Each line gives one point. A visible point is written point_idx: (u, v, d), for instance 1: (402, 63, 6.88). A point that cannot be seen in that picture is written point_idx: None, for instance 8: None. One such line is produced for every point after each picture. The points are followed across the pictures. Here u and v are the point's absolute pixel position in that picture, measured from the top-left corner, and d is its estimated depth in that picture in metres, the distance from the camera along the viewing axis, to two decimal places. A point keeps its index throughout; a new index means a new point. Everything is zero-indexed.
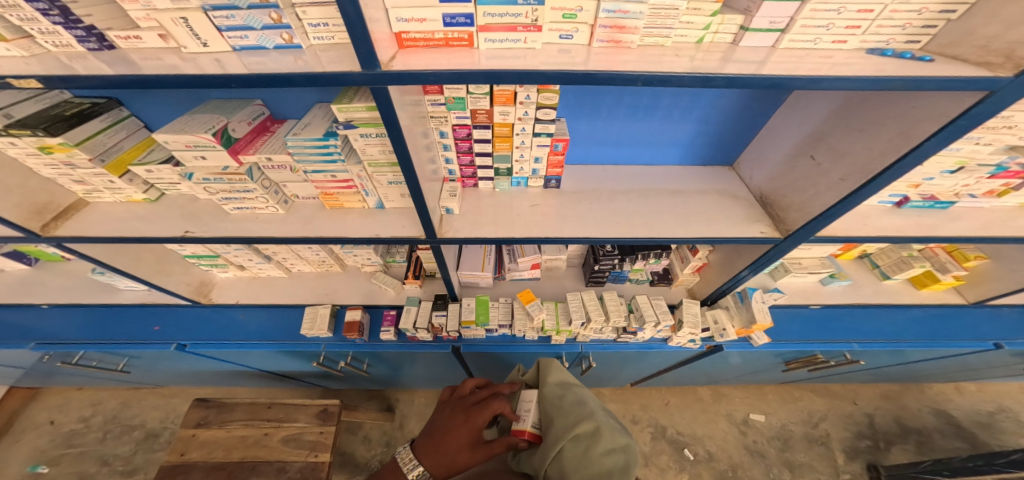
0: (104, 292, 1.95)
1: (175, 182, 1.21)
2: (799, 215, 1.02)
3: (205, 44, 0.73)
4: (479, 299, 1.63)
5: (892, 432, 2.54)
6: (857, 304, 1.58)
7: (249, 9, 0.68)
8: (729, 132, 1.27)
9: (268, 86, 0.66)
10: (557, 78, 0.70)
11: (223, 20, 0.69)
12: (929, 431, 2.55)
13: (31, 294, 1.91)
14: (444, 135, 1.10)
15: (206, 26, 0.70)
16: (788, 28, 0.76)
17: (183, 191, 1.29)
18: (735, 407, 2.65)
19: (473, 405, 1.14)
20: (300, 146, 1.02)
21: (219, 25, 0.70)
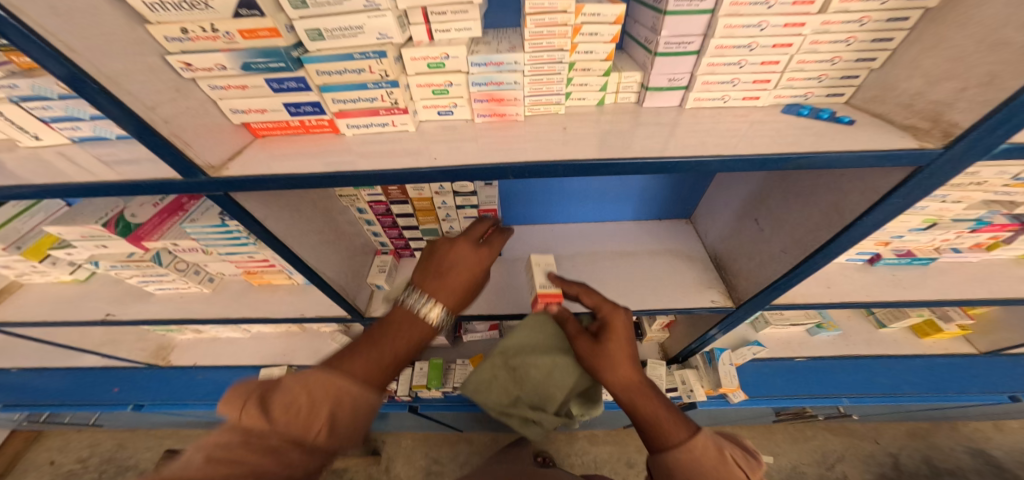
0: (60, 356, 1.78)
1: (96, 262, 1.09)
2: (747, 285, 0.90)
3: (37, 136, 0.67)
4: (432, 362, 1.52)
5: (919, 475, 2.16)
6: (849, 356, 1.39)
7: (63, 100, 0.61)
8: (677, 189, 1.12)
9: (91, 193, 0.59)
10: (426, 175, 0.61)
11: (42, 112, 0.62)
12: (964, 473, 2.17)
13: None
14: (362, 211, 1.01)
15: (27, 117, 0.64)
16: (690, 85, 0.67)
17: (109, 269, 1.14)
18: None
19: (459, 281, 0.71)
20: (202, 233, 0.91)
21: (41, 117, 0.64)
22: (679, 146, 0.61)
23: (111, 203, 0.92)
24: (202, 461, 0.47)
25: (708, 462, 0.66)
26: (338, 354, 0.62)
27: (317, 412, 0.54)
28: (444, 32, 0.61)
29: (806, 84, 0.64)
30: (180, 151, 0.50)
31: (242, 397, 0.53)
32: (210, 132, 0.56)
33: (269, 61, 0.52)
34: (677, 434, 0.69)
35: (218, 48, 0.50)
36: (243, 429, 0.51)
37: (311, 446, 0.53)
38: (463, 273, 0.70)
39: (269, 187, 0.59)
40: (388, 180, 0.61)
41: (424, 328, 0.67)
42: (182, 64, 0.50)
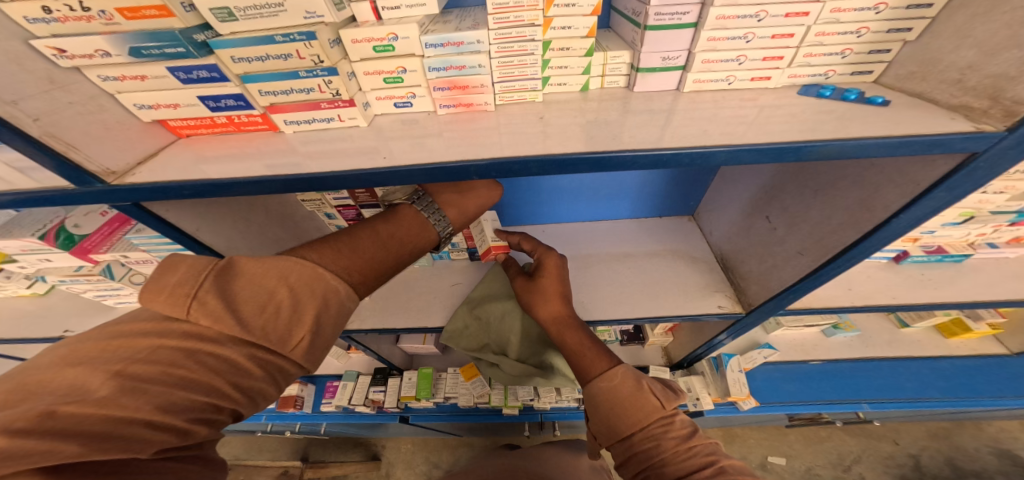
0: None
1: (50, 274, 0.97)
2: (758, 289, 0.80)
3: None
4: (422, 371, 1.45)
5: (942, 477, 2.05)
6: (866, 358, 1.29)
7: None
8: (678, 185, 1.02)
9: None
10: (377, 176, 0.52)
11: None
12: (991, 475, 2.05)
13: None
14: (331, 217, 0.92)
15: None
16: (688, 65, 0.56)
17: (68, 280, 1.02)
18: (750, 449, 2.19)
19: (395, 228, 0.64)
20: (151, 244, 0.77)
21: None
22: (676, 137, 0.51)
23: (51, 213, 0.80)
24: (26, 421, 0.31)
25: (624, 390, 0.62)
26: (301, 250, 0.54)
27: (291, 306, 0.47)
28: (393, 9, 0.52)
29: (827, 60, 0.53)
30: (61, 156, 0.41)
31: (180, 290, 0.43)
32: (108, 131, 0.48)
33: (162, 45, 0.43)
34: (598, 364, 0.67)
35: (96, 30, 0.41)
36: (119, 360, 0.38)
37: (261, 350, 0.45)
38: (427, 219, 0.67)
39: (184, 195, 0.49)
40: (329, 186, 0.52)
41: (406, 240, 0.64)
42: (54, 50, 0.40)
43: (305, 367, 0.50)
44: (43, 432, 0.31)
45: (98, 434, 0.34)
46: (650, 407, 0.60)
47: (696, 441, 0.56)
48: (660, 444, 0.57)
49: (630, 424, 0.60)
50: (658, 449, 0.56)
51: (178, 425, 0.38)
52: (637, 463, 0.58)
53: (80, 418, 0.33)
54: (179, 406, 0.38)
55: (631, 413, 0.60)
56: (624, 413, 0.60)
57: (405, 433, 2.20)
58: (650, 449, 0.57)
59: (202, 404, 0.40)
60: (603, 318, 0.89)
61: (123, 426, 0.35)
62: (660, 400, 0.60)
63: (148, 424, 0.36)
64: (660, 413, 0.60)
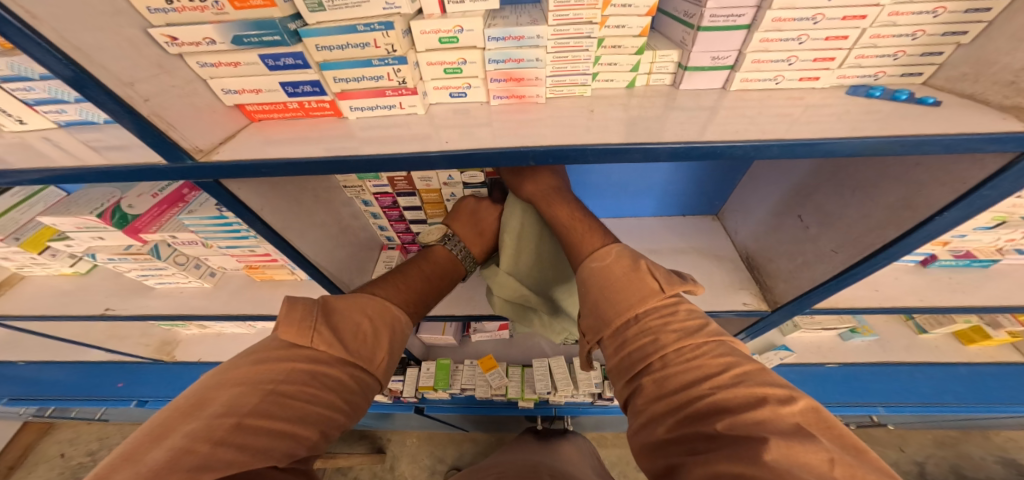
0: None
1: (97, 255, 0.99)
2: (786, 287, 0.80)
3: (20, 120, 0.60)
4: (439, 362, 1.45)
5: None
6: (885, 363, 1.29)
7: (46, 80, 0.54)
8: (707, 183, 1.02)
9: (68, 179, 0.52)
10: (438, 161, 0.55)
11: (24, 94, 0.55)
12: None
13: None
14: (368, 204, 0.94)
15: (8, 99, 0.56)
16: (737, 64, 0.57)
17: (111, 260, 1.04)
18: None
19: (431, 265, 0.80)
20: (201, 225, 0.81)
21: (25, 99, 0.56)
22: (718, 132, 0.53)
23: (107, 193, 0.84)
24: (223, 432, 0.39)
25: (617, 271, 0.61)
26: (369, 288, 0.68)
27: (374, 335, 0.59)
28: (458, 4, 0.55)
29: (877, 62, 0.55)
30: (160, 132, 0.45)
31: (303, 323, 0.53)
32: (199, 113, 0.51)
33: (262, 33, 0.47)
34: (592, 245, 0.67)
35: (207, 19, 0.46)
36: (269, 380, 0.46)
37: (358, 369, 0.55)
38: (455, 255, 0.84)
39: (260, 173, 0.52)
40: (395, 167, 0.55)
41: (444, 276, 0.82)
42: (167, 38, 0.46)
43: (383, 384, 0.60)
44: (230, 441, 0.38)
45: (261, 446, 0.40)
46: (644, 289, 0.58)
47: (698, 338, 0.52)
48: (658, 338, 0.54)
49: (620, 310, 0.58)
50: (655, 343, 0.53)
51: (312, 435, 0.45)
52: (631, 365, 0.54)
53: (255, 428, 0.41)
54: (312, 417, 0.46)
55: (621, 296, 0.58)
56: (614, 296, 0.59)
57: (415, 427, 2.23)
58: (648, 345, 0.54)
59: (326, 418, 0.48)
60: None
61: (277, 438, 0.42)
62: (657, 282, 0.58)
63: (295, 436, 0.44)
64: (653, 296, 0.57)
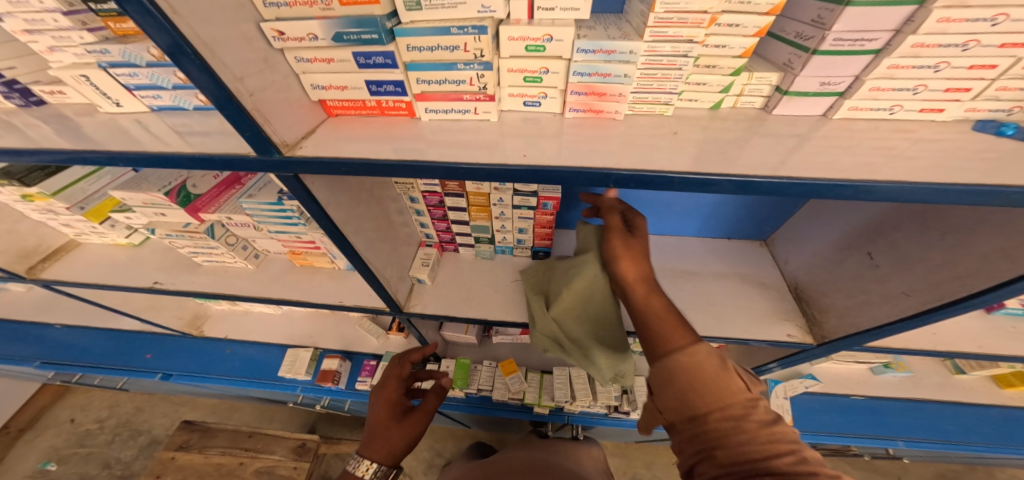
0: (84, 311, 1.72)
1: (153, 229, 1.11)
2: (840, 323, 0.75)
3: (117, 103, 0.62)
4: (460, 360, 1.42)
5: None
6: (912, 398, 1.26)
7: (151, 68, 0.56)
8: (764, 208, 0.95)
9: (159, 165, 0.55)
10: (498, 175, 0.54)
11: (127, 79, 0.57)
12: None
13: None
14: (415, 200, 0.97)
15: (109, 83, 0.58)
16: (849, 91, 0.55)
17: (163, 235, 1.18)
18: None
19: None
20: (256, 209, 0.93)
21: (126, 84, 0.58)
22: (805, 163, 0.51)
23: (174, 172, 0.93)
24: None
25: (708, 368, 0.52)
26: None
27: None
28: (548, 10, 0.53)
29: (1018, 96, 0.51)
30: (259, 127, 0.48)
31: None
32: (289, 108, 0.54)
33: (362, 32, 0.49)
34: (677, 338, 0.56)
35: (313, 15, 0.48)
36: None
37: None
38: None
39: (342, 172, 0.54)
40: (469, 175, 0.54)
41: None
42: (275, 32, 0.48)
43: None
44: None
45: None
46: (733, 388, 0.51)
47: (779, 428, 0.48)
48: (740, 426, 0.49)
49: (707, 402, 0.51)
50: (738, 431, 0.48)
51: None
52: (704, 440, 0.51)
53: None
54: None
55: (705, 393, 0.51)
56: (702, 390, 0.52)
57: None
58: (725, 428, 0.50)
59: None
60: None
61: None
62: (745, 382, 0.52)
63: None
64: (742, 396, 0.50)
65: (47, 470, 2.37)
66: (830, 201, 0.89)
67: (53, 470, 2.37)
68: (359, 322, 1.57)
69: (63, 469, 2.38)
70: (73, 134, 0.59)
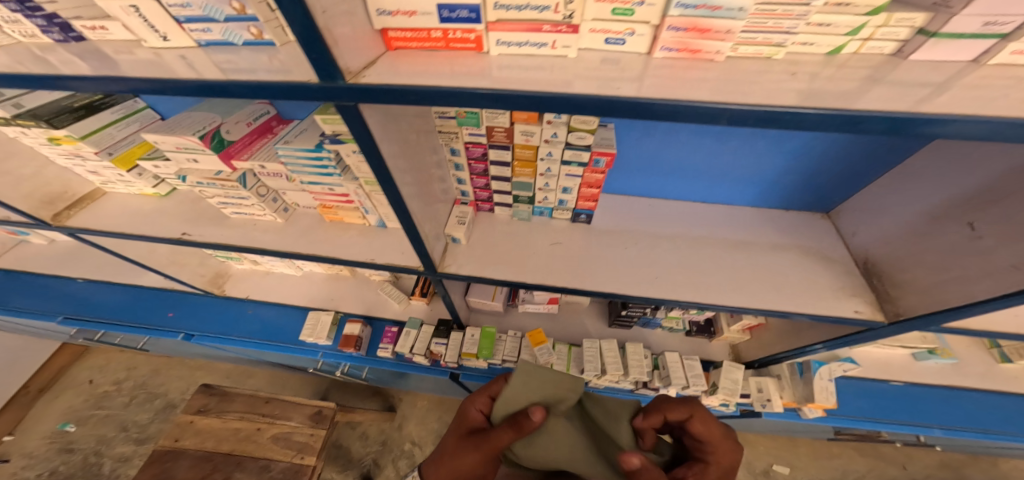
0: (106, 267, 1.72)
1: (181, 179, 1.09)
2: (921, 300, 0.69)
3: (166, 38, 0.59)
4: (483, 330, 1.38)
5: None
6: (953, 386, 1.23)
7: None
8: (834, 174, 0.90)
9: (216, 96, 0.52)
10: (594, 105, 0.48)
11: (180, 11, 0.54)
12: None
13: (36, 264, 1.75)
14: (455, 152, 0.91)
15: (163, 18, 0.55)
16: (1017, 33, 0.44)
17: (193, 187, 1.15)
18: (757, 456, 2.40)
19: None
20: (292, 156, 0.88)
21: (177, 16, 0.55)
22: (945, 102, 0.44)
23: (207, 117, 0.91)
24: None
25: None
26: None
27: None
28: None
29: None
30: (327, 48, 0.43)
31: None
32: (356, 36, 0.49)
33: None
34: None
35: None
36: None
37: None
38: None
39: (409, 100, 0.49)
40: (560, 108, 0.49)
41: None
42: None
43: None
44: None
45: None
46: None
47: None
48: None
49: None
50: None
51: None
52: None
53: None
54: None
55: None
56: None
57: (426, 389, 2.30)
58: None
59: None
60: (704, 299, 0.84)
61: None
62: None
63: None
64: None
65: (66, 431, 2.41)
66: (921, 157, 0.79)
67: (72, 431, 2.42)
68: (382, 285, 1.57)
69: (82, 430, 2.42)
70: (119, 69, 0.55)
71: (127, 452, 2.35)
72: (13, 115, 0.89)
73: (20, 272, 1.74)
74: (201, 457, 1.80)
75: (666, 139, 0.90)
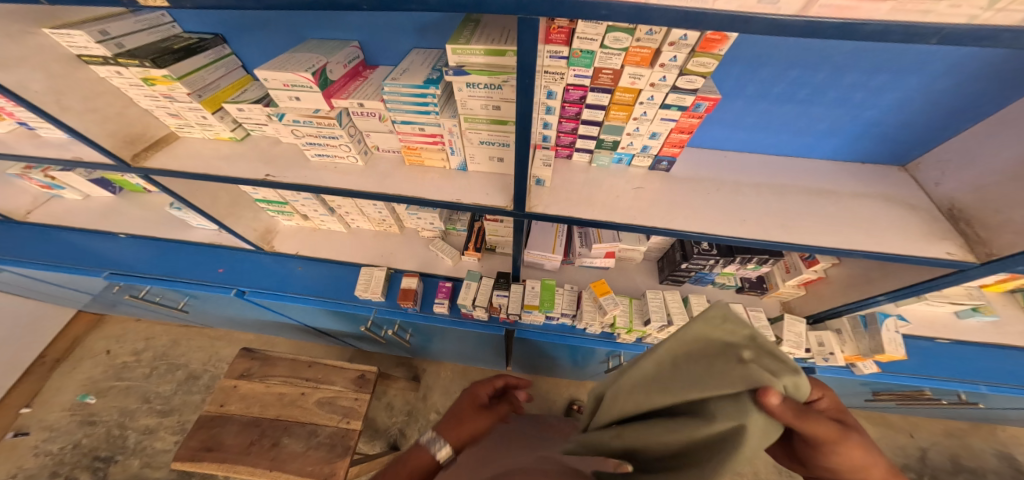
0: (149, 224, 1.70)
1: (263, 124, 1.09)
2: (1015, 237, 0.75)
3: None
4: (545, 282, 1.43)
5: (943, 469, 2.30)
6: (995, 344, 1.32)
7: None
8: (919, 126, 0.97)
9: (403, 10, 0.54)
10: (801, 32, 0.46)
11: None
12: (986, 473, 2.31)
13: (72, 221, 1.70)
14: (551, 96, 0.91)
15: None
16: None
17: (269, 134, 1.15)
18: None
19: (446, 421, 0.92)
20: (396, 94, 0.91)
21: None
22: None
23: (313, 58, 0.93)
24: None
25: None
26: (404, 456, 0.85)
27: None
28: None
29: None
30: None
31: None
32: None
33: None
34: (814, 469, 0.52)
35: None
36: None
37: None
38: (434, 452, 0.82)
39: (599, 16, 0.50)
40: (764, 29, 0.47)
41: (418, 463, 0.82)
42: None
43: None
44: None
45: None
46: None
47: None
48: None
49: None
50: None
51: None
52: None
53: None
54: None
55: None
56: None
57: (456, 357, 2.33)
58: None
59: None
60: (799, 241, 0.90)
61: None
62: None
63: None
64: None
65: (86, 402, 2.35)
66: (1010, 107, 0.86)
67: (94, 402, 2.36)
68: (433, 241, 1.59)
69: (103, 401, 2.37)
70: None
71: (152, 424, 2.30)
72: (113, 54, 0.89)
73: (54, 229, 1.69)
74: (247, 422, 1.80)
75: (762, 89, 0.96)
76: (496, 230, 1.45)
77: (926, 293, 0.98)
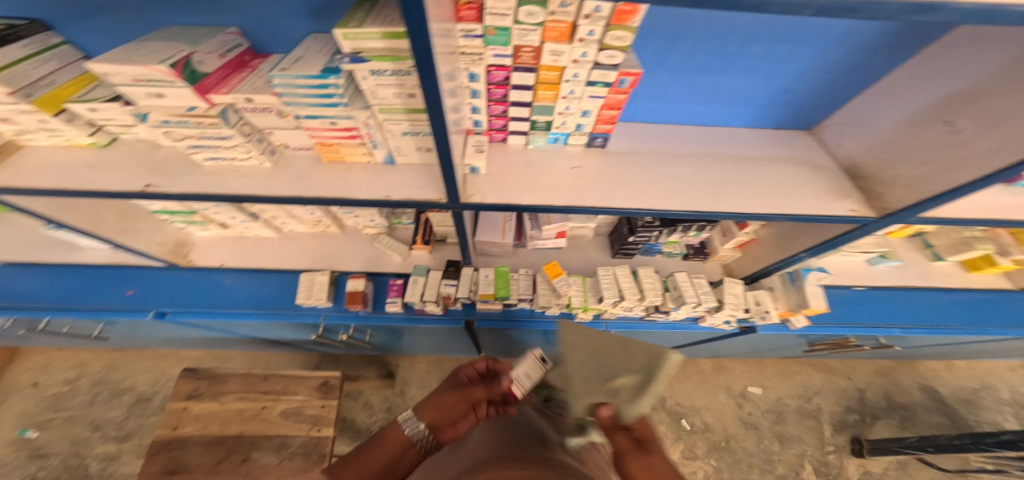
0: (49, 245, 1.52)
1: (131, 125, 0.97)
2: (907, 192, 0.81)
3: None
4: (499, 270, 1.41)
5: (879, 407, 2.58)
6: (902, 288, 1.46)
7: None
8: (825, 93, 1.01)
9: None
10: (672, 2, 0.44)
11: None
12: (914, 406, 2.60)
13: None
14: (473, 79, 0.87)
15: None
16: None
17: (142, 135, 1.03)
18: (733, 380, 2.63)
19: None
20: (289, 88, 0.82)
21: None
22: None
23: (172, 48, 0.82)
24: None
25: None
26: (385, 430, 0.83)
27: None
28: None
29: None
30: None
31: None
32: None
33: None
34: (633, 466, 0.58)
35: None
36: None
37: None
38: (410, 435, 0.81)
39: None
40: None
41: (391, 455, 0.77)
42: None
43: None
44: None
45: None
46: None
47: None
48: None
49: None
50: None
51: None
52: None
53: None
54: None
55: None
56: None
57: (428, 350, 2.32)
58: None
59: None
60: (721, 208, 0.92)
61: None
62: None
63: None
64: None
65: (27, 437, 2.17)
66: (894, 71, 0.91)
67: (37, 436, 2.18)
68: (378, 237, 1.52)
69: (46, 435, 2.18)
70: None
71: (111, 451, 2.16)
72: None
73: None
74: (209, 442, 1.73)
75: (682, 62, 0.96)
76: (443, 220, 1.41)
77: (834, 247, 1.06)
